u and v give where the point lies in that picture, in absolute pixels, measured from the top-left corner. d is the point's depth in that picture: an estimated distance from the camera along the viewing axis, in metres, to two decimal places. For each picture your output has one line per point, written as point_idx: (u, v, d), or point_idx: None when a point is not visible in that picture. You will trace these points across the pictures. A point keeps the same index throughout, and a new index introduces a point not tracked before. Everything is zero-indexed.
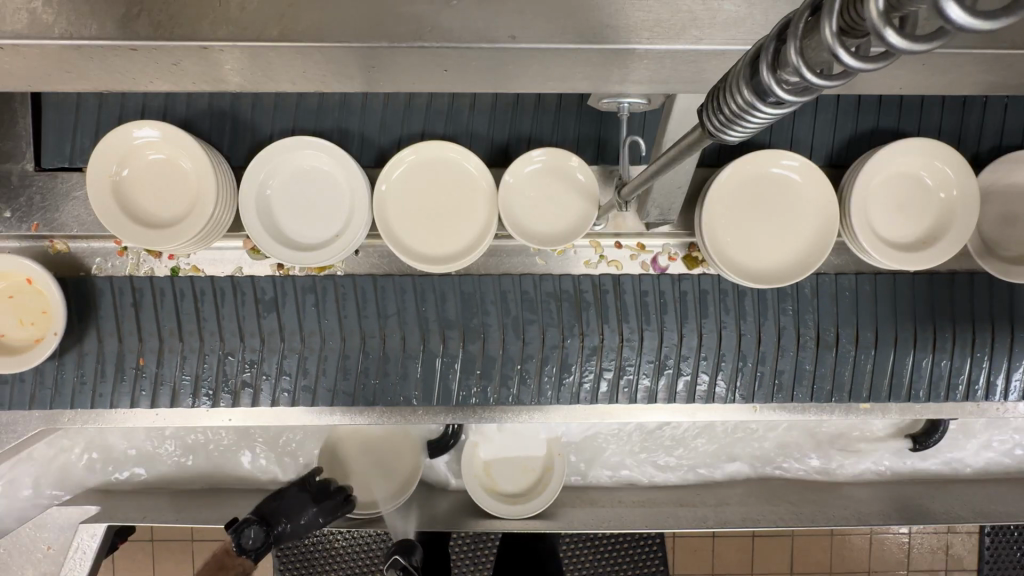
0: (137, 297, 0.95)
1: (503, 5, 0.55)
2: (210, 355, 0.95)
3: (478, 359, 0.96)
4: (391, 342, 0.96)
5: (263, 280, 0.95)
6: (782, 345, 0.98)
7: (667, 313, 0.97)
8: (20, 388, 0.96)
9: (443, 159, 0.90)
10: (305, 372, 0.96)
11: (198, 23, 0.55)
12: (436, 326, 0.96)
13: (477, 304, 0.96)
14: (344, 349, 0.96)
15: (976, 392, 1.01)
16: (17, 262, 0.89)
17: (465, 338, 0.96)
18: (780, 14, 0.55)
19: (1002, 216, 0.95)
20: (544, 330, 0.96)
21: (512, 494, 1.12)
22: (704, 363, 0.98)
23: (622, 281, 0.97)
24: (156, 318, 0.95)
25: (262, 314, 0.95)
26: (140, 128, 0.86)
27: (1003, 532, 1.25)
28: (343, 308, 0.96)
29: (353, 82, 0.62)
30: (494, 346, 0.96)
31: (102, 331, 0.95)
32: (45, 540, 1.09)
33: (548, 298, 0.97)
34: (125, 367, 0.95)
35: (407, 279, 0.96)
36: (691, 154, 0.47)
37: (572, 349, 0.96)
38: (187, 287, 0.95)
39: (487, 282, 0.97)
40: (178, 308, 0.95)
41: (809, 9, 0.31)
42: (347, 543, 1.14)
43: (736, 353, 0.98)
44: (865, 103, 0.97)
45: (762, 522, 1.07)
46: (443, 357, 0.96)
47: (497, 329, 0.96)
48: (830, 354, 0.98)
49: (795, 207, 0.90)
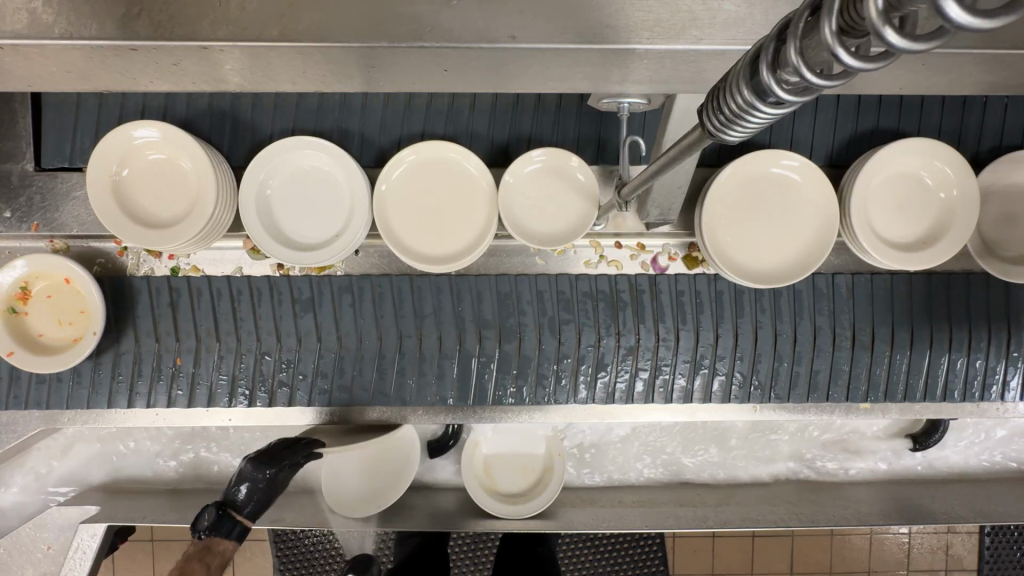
0: (173, 297, 0.96)
1: (504, 5, 0.55)
2: (247, 355, 0.96)
3: (515, 359, 0.97)
4: (428, 342, 0.96)
5: (300, 280, 0.96)
6: (818, 345, 0.98)
7: (703, 314, 0.97)
8: (20, 389, 0.96)
9: (443, 159, 0.90)
10: (342, 372, 0.97)
11: (198, 23, 0.55)
12: (473, 326, 0.96)
13: (514, 304, 0.97)
14: (382, 349, 0.96)
15: (976, 392, 1.01)
16: (56, 261, 0.89)
17: (501, 338, 0.97)
18: (780, 14, 0.55)
19: (1002, 216, 0.95)
20: (580, 331, 0.97)
21: (512, 494, 1.12)
22: (741, 364, 0.98)
23: (658, 281, 0.98)
24: (193, 317, 0.96)
25: (300, 314, 0.96)
26: (140, 128, 0.86)
27: (1003, 532, 1.25)
28: (381, 309, 0.96)
29: (353, 82, 0.62)
30: (531, 346, 0.97)
31: (139, 331, 0.95)
32: (45, 540, 1.09)
33: (585, 298, 0.97)
34: (163, 368, 0.96)
35: (444, 279, 0.96)
36: (691, 154, 0.47)
37: (609, 349, 0.97)
38: (225, 288, 0.96)
39: (524, 282, 0.97)
40: (216, 308, 0.96)
41: (810, 9, 0.31)
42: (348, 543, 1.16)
43: (772, 354, 0.98)
44: (865, 103, 0.97)
45: (762, 522, 1.07)
46: (479, 357, 0.97)
47: (534, 329, 0.97)
48: (865, 355, 0.99)
49: (795, 207, 0.90)
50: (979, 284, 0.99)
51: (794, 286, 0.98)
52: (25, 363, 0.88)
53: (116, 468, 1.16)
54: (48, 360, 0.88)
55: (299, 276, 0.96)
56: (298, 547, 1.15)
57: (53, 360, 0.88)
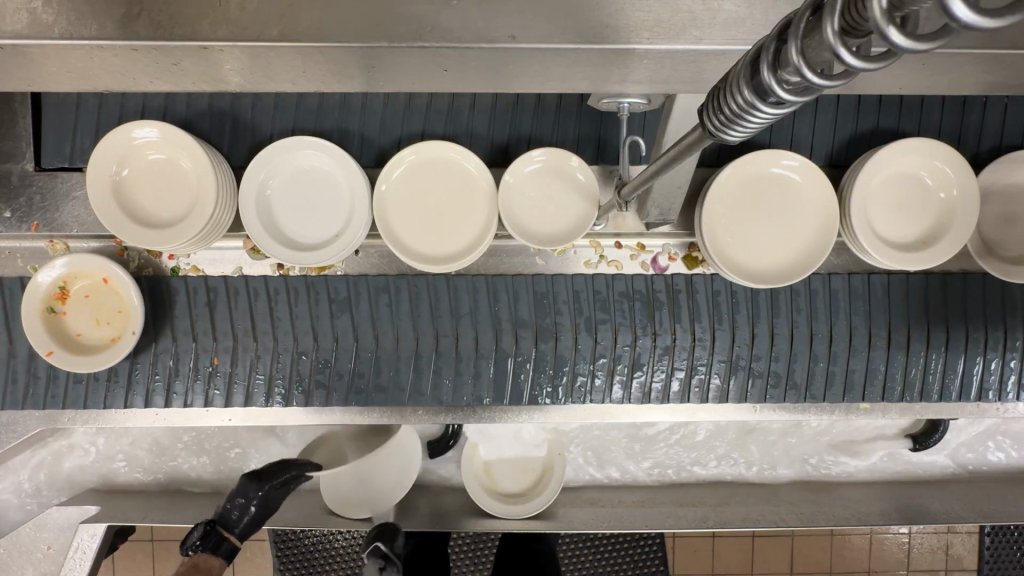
0: (211, 296, 0.96)
1: (504, 6, 0.55)
2: (284, 355, 0.96)
3: (551, 359, 0.97)
4: (464, 342, 0.96)
5: (337, 280, 0.96)
6: (854, 345, 0.98)
7: (739, 314, 0.98)
8: (20, 390, 0.95)
9: (443, 159, 0.90)
10: (378, 372, 0.97)
11: (198, 23, 0.55)
12: (510, 325, 0.96)
13: (550, 304, 0.97)
14: (418, 349, 0.96)
15: (979, 392, 1.01)
16: (100, 263, 0.89)
17: (538, 338, 0.97)
18: (780, 14, 0.55)
19: (1002, 216, 0.95)
20: (617, 331, 0.97)
21: (512, 494, 1.12)
22: (778, 363, 0.98)
23: (694, 281, 0.98)
24: (231, 317, 0.96)
25: (336, 314, 0.96)
26: (140, 128, 0.86)
27: (1003, 532, 1.25)
28: (417, 309, 0.96)
29: (353, 82, 0.62)
30: (567, 346, 0.97)
31: (176, 331, 0.96)
32: (46, 540, 1.10)
33: (621, 298, 0.98)
34: (200, 368, 0.96)
35: (482, 279, 0.97)
36: (691, 153, 0.47)
37: (645, 349, 0.97)
38: (262, 287, 0.96)
39: (560, 282, 0.97)
40: (253, 308, 0.96)
41: (810, 9, 0.31)
42: (346, 543, 1.14)
43: (807, 355, 0.98)
44: (865, 103, 0.97)
45: (762, 522, 1.07)
46: (516, 357, 0.97)
47: (570, 329, 0.97)
48: (901, 354, 0.99)
49: (795, 207, 0.90)
50: (985, 285, 0.99)
51: (830, 285, 0.98)
52: (65, 362, 0.88)
53: (116, 469, 1.16)
54: (89, 361, 0.88)
55: (336, 276, 0.96)
56: (298, 547, 1.15)
57: (92, 361, 0.88)
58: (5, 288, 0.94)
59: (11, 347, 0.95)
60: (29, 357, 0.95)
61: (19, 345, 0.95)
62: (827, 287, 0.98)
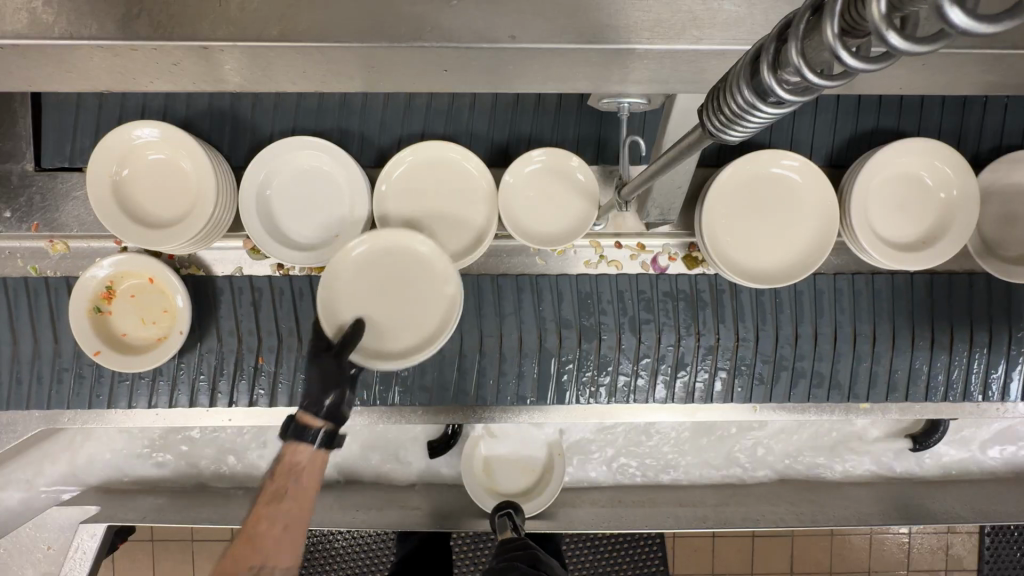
0: (255, 297, 0.96)
1: (504, 5, 0.55)
2: None
3: (594, 358, 0.97)
4: (508, 341, 0.96)
5: None
6: (897, 344, 0.98)
7: (783, 313, 0.98)
8: (24, 390, 0.95)
9: (444, 158, 0.90)
10: (422, 372, 0.97)
11: (198, 22, 0.55)
12: (553, 325, 0.96)
13: (593, 304, 0.97)
14: (462, 349, 0.96)
15: (980, 393, 1.01)
16: (147, 262, 0.89)
17: (581, 337, 0.96)
18: (781, 14, 0.55)
19: (1002, 216, 0.95)
20: (660, 332, 0.97)
21: (512, 494, 1.12)
22: (822, 363, 0.98)
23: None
24: (274, 318, 0.96)
25: None
26: (140, 128, 0.86)
27: (1003, 532, 1.25)
28: (461, 308, 0.96)
29: (353, 81, 0.62)
30: (610, 346, 0.96)
31: (221, 331, 0.96)
32: (46, 540, 1.09)
33: (665, 298, 0.98)
34: (243, 367, 0.96)
35: (526, 278, 0.97)
36: (690, 154, 0.47)
37: (688, 350, 0.97)
38: (306, 287, 0.96)
39: (604, 282, 0.97)
40: (296, 309, 0.96)
41: (811, 9, 0.31)
42: (347, 543, 1.15)
43: (851, 354, 0.98)
44: (864, 103, 0.97)
45: (762, 522, 1.08)
46: (559, 356, 0.97)
47: (613, 329, 0.97)
48: (945, 354, 0.99)
49: (795, 207, 0.90)
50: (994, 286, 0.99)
51: (873, 286, 0.98)
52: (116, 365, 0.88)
53: (116, 468, 1.16)
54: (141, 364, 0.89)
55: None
56: None
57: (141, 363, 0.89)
58: (26, 288, 0.94)
59: (13, 348, 0.94)
60: (32, 358, 0.95)
61: (24, 344, 0.95)
62: (870, 287, 0.98)
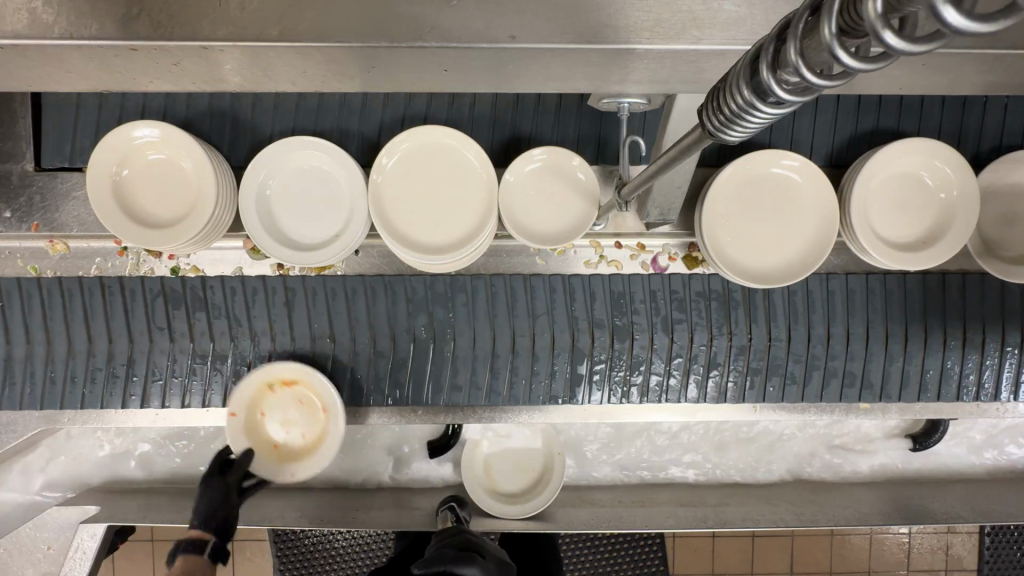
0: (289, 296, 0.96)
1: (504, 6, 0.55)
2: (361, 354, 0.96)
3: (627, 358, 0.97)
4: (540, 341, 0.96)
5: (414, 280, 0.96)
6: (930, 343, 0.98)
7: (814, 313, 0.98)
8: (25, 390, 0.95)
9: (444, 149, 0.88)
10: (456, 371, 0.97)
11: (198, 23, 0.55)
12: (586, 324, 0.96)
13: (626, 304, 0.97)
14: (495, 349, 0.96)
15: (984, 392, 1.01)
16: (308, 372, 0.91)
17: (614, 337, 0.97)
18: (781, 14, 0.55)
19: (1003, 216, 0.95)
20: (693, 331, 0.97)
21: (512, 494, 1.12)
22: (853, 363, 0.99)
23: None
24: (309, 318, 0.96)
25: (413, 313, 0.96)
26: (140, 128, 0.86)
27: (1004, 532, 1.25)
28: (493, 308, 0.96)
29: (353, 82, 0.62)
30: (644, 345, 0.97)
31: (255, 331, 0.96)
32: (46, 540, 1.10)
33: (697, 297, 0.98)
34: None
35: (559, 278, 0.97)
36: (690, 154, 0.47)
37: (720, 349, 0.98)
38: (340, 287, 0.96)
39: (637, 282, 0.97)
40: (330, 308, 0.96)
41: (810, 9, 0.31)
42: (347, 542, 1.15)
43: (883, 354, 0.98)
44: (864, 102, 0.97)
45: (762, 522, 1.08)
46: (592, 356, 0.97)
47: (646, 329, 0.97)
48: (976, 354, 0.99)
49: (795, 207, 0.90)
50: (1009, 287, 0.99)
51: (905, 285, 0.98)
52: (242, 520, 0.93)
53: (115, 468, 1.15)
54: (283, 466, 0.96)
55: (414, 276, 0.96)
56: (298, 547, 1.15)
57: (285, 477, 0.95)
58: (24, 288, 0.94)
59: (12, 348, 0.94)
60: (30, 358, 0.95)
61: (27, 344, 0.94)
62: (902, 288, 0.98)
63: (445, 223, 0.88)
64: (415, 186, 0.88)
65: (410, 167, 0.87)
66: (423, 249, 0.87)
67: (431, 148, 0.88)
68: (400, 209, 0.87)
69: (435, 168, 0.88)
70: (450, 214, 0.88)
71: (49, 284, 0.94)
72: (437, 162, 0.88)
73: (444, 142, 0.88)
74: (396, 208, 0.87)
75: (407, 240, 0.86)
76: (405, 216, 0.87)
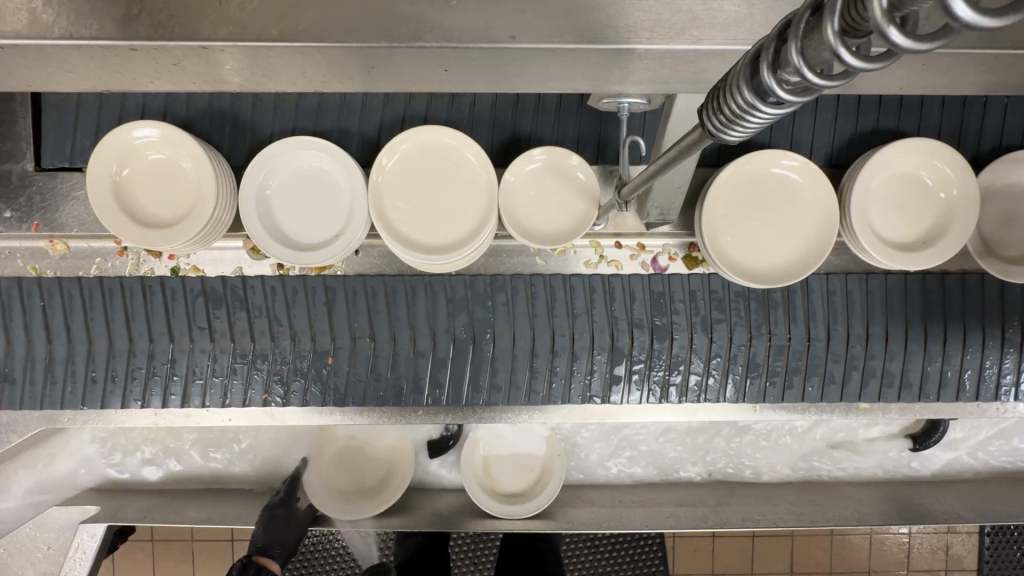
0: (329, 296, 0.96)
1: (504, 5, 0.55)
2: (402, 355, 0.96)
3: (666, 358, 0.97)
4: (581, 341, 0.96)
5: (455, 280, 0.96)
6: (968, 342, 0.98)
7: (853, 313, 0.98)
8: (26, 390, 0.95)
9: (444, 149, 0.88)
10: (495, 372, 0.97)
11: (198, 22, 0.55)
12: (626, 325, 0.97)
13: (666, 304, 0.97)
14: (534, 349, 0.96)
15: (988, 393, 1.01)
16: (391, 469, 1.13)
17: (654, 336, 0.97)
18: (781, 14, 0.55)
19: (1003, 216, 0.95)
20: (732, 331, 0.97)
21: (512, 494, 1.12)
22: (893, 363, 0.99)
23: (810, 281, 0.98)
24: (348, 319, 0.96)
25: (453, 313, 0.96)
26: (140, 128, 0.86)
27: (1004, 532, 1.25)
28: (534, 307, 0.96)
29: (353, 81, 0.62)
30: (684, 346, 0.97)
31: (295, 331, 0.95)
32: (45, 540, 1.10)
33: (736, 297, 0.97)
34: (318, 368, 0.96)
35: (599, 279, 0.97)
36: (690, 154, 0.47)
37: (759, 350, 0.98)
38: (380, 287, 0.96)
39: (675, 282, 0.97)
40: (370, 308, 0.96)
41: (810, 9, 0.31)
42: (347, 542, 1.15)
43: (922, 354, 0.99)
44: (864, 102, 0.97)
45: (762, 523, 1.08)
46: (633, 356, 0.97)
47: (685, 328, 0.97)
48: (1013, 352, 0.99)
49: (795, 208, 0.90)
50: None
51: (943, 284, 0.98)
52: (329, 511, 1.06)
53: (116, 468, 1.16)
54: (370, 476, 1.13)
55: (454, 276, 0.96)
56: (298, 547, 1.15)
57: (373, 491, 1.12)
58: (24, 287, 0.94)
59: (12, 347, 0.94)
60: (30, 358, 0.94)
61: (26, 344, 0.94)
62: (928, 288, 0.98)
63: (447, 223, 0.88)
64: (415, 186, 0.87)
65: (410, 167, 0.87)
66: (423, 249, 0.87)
67: (431, 148, 0.88)
68: (400, 209, 0.87)
69: (434, 168, 0.88)
70: (450, 214, 0.88)
71: (49, 284, 0.94)
72: (437, 162, 0.88)
73: (445, 142, 0.88)
74: (396, 208, 0.87)
75: (407, 240, 0.86)
76: (405, 216, 0.87)
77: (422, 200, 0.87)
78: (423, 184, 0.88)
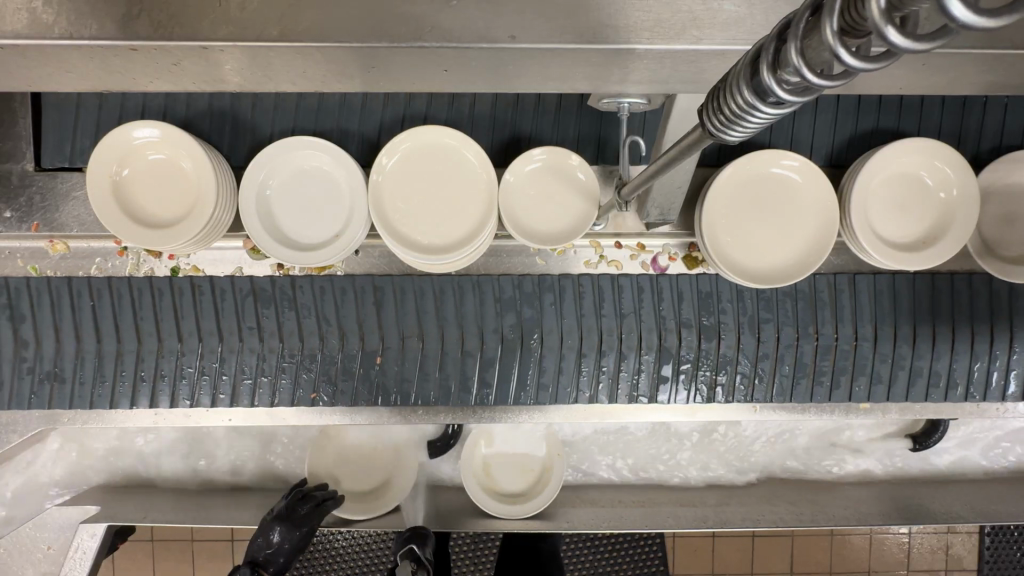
0: (377, 296, 0.96)
1: (504, 5, 0.55)
2: (450, 354, 0.96)
3: (713, 357, 0.97)
4: (629, 340, 0.96)
5: (504, 280, 0.96)
6: (1015, 339, 0.98)
7: (900, 313, 0.98)
8: (25, 390, 0.95)
9: (444, 149, 0.88)
10: (543, 371, 0.97)
11: (199, 22, 0.55)
12: (674, 325, 0.97)
13: (713, 303, 0.97)
14: (582, 348, 0.96)
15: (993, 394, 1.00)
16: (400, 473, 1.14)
17: (702, 336, 0.97)
18: (780, 14, 0.55)
19: (1004, 216, 0.95)
20: (780, 330, 0.97)
21: (512, 494, 1.12)
22: (939, 363, 0.99)
23: (858, 280, 0.98)
24: (397, 319, 0.96)
25: (502, 313, 0.96)
26: (140, 128, 0.86)
27: (1004, 532, 1.25)
28: (583, 307, 0.96)
29: (353, 81, 0.62)
30: (731, 345, 0.97)
31: (344, 330, 0.95)
32: (46, 540, 1.09)
33: (784, 297, 0.98)
34: (366, 367, 0.96)
35: (647, 279, 0.97)
36: (690, 154, 0.47)
37: (807, 350, 0.98)
38: (428, 287, 0.96)
39: (723, 282, 0.97)
40: (419, 308, 0.96)
41: (809, 9, 0.31)
42: (347, 542, 1.15)
43: (968, 354, 0.99)
44: (863, 102, 0.97)
45: (762, 522, 1.07)
46: (680, 356, 0.97)
47: (733, 328, 0.97)
48: None
49: (795, 208, 0.89)
50: None
51: (991, 284, 0.98)
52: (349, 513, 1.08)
53: (116, 467, 1.16)
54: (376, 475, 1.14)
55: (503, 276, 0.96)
56: None
57: (379, 491, 1.13)
58: (23, 287, 0.94)
59: (10, 347, 0.94)
60: (29, 359, 0.94)
61: (25, 344, 0.94)
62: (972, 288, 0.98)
63: (447, 223, 0.88)
64: (415, 186, 0.88)
65: (410, 167, 0.87)
66: (422, 248, 0.87)
67: (431, 147, 0.88)
68: (400, 209, 0.87)
69: (433, 167, 0.88)
70: (450, 214, 0.88)
71: (49, 285, 0.94)
72: (438, 161, 0.88)
73: (445, 141, 0.88)
74: (395, 207, 0.87)
75: (406, 239, 0.86)
76: (404, 215, 0.87)
77: (422, 199, 0.87)
78: (422, 184, 0.88)
